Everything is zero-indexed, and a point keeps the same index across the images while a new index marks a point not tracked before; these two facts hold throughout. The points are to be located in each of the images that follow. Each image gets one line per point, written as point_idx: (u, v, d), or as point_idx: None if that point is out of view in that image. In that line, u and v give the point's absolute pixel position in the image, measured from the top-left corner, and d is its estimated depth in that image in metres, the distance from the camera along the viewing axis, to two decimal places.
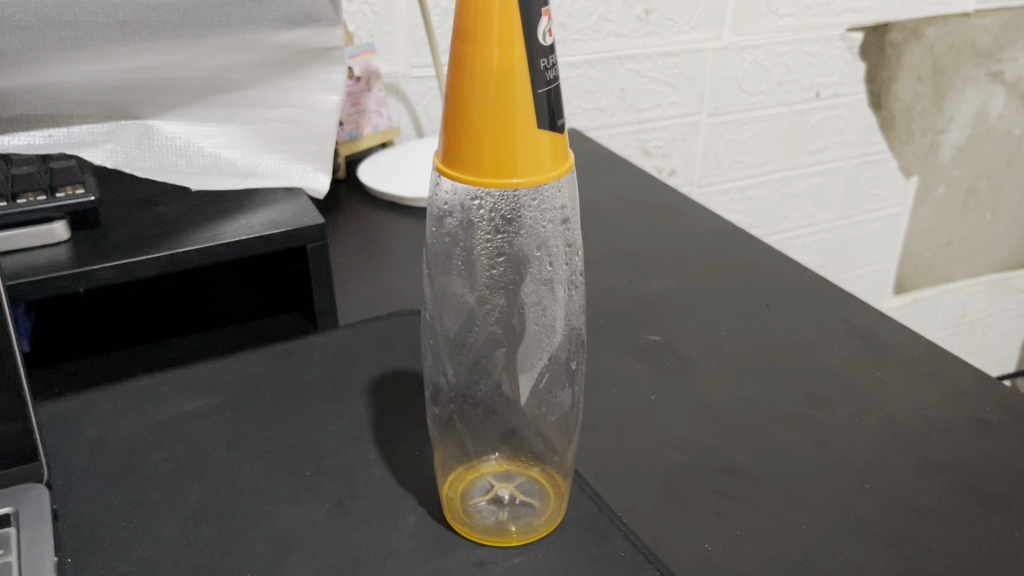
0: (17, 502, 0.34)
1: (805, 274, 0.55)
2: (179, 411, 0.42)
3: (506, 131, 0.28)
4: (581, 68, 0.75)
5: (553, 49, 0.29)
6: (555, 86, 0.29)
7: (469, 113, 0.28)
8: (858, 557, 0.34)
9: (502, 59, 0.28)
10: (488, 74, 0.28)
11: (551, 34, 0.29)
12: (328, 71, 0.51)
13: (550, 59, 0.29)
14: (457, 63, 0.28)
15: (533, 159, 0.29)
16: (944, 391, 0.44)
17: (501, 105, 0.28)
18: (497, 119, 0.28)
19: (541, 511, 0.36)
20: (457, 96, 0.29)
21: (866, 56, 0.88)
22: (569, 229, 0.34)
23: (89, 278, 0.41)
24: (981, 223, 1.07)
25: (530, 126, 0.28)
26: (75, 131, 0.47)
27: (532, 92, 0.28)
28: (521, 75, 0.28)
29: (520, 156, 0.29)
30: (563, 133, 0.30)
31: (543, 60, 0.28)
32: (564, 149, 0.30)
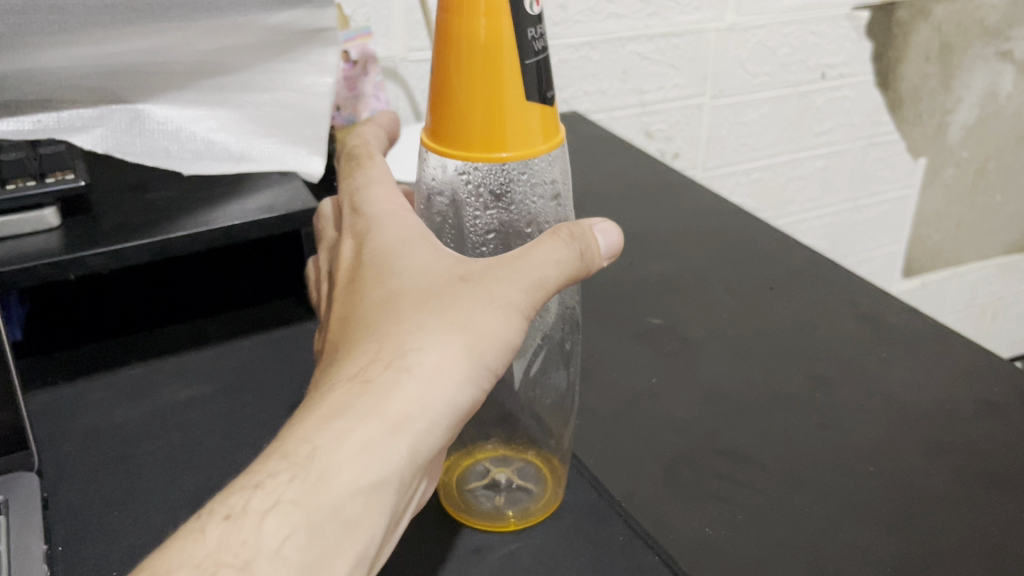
0: (7, 491, 0.34)
1: (809, 256, 0.54)
2: (173, 399, 0.42)
3: (496, 107, 0.27)
4: (582, 50, 0.74)
5: (540, 19, 0.28)
6: (543, 57, 0.28)
7: (456, 86, 0.28)
8: (863, 540, 0.33)
9: (489, 30, 0.27)
10: (474, 45, 0.27)
11: (538, 3, 0.28)
12: (322, 54, 0.50)
13: (538, 30, 0.28)
14: (444, 35, 0.28)
15: (521, 132, 0.28)
16: (951, 373, 0.43)
17: (489, 80, 0.27)
18: (486, 94, 0.27)
19: (539, 495, 0.35)
20: (444, 71, 0.28)
21: (872, 35, 0.86)
22: (560, 205, 0.34)
23: (79, 264, 0.40)
24: (991, 205, 1.06)
25: (520, 102, 0.28)
26: (65, 116, 0.46)
27: (521, 64, 0.27)
28: (509, 45, 0.27)
29: (507, 129, 0.28)
30: (553, 104, 0.29)
31: (531, 30, 0.28)
32: (555, 125, 0.29)
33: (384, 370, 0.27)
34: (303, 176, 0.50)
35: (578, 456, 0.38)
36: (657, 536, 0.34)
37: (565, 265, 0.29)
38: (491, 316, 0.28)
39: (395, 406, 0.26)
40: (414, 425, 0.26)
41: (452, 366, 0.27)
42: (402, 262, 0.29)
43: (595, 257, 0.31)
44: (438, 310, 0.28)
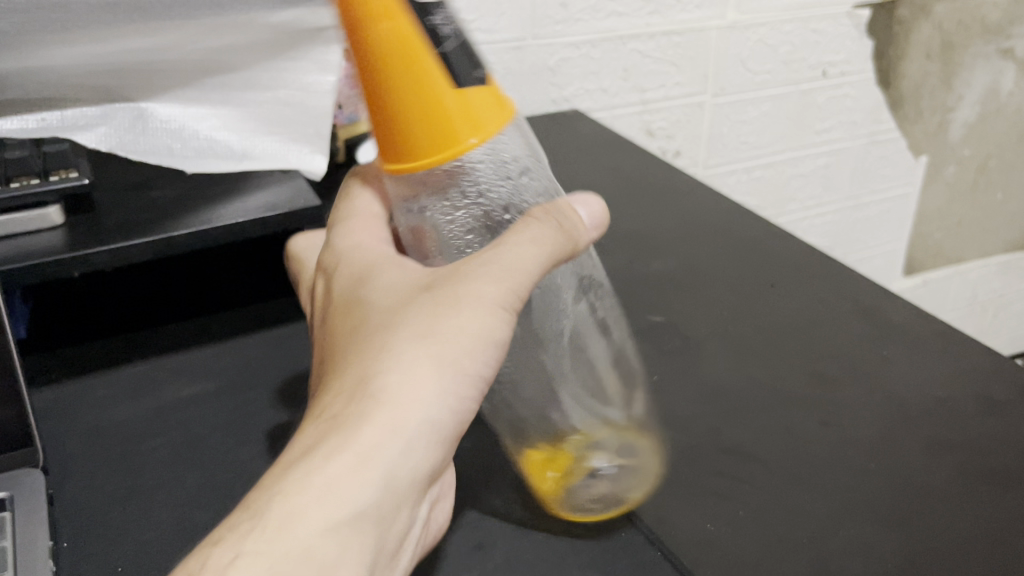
0: (12, 488, 0.34)
1: (810, 254, 0.55)
2: (176, 396, 0.42)
3: (442, 103, 0.29)
4: (583, 48, 0.74)
5: (438, 10, 0.30)
6: (459, 41, 0.30)
7: (395, 103, 0.29)
8: (863, 537, 0.33)
9: (401, 36, 0.28)
10: (397, 57, 0.28)
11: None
12: (325, 52, 0.50)
13: (439, 20, 0.29)
14: (366, 63, 0.29)
15: (471, 117, 0.29)
16: (952, 370, 0.43)
17: (421, 81, 0.29)
18: (423, 96, 0.29)
19: (638, 479, 0.36)
20: (376, 94, 0.29)
21: (873, 34, 0.86)
22: (524, 176, 0.34)
23: (83, 262, 0.40)
24: (992, 202, 1.06)
25: (459, 93, 0.29)
26: (69, 114, 0.46)
27: (443, 53, 0.29)
28: (427, 42, 0.29)
29: (458, 119, 0.29)
30: (485, 80, 0.30)
31: (433, 23, 0.29)
32: (498, 98, 0.31)
33: (368, 382, 0.29)
34: (306, 174, 0.50)
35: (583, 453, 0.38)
36: (659, 533, 0.34)
37: (540, 250, 0.31)
38: (472, 316, 0.30)
39: (387, 410, 0.28)
40: (403, 433, 0.28)
41: (435, 365, 0.29)
42: (369, 296, 0.31)
43: (574, 235, 0.32)
44: (404, 332, 0.29)
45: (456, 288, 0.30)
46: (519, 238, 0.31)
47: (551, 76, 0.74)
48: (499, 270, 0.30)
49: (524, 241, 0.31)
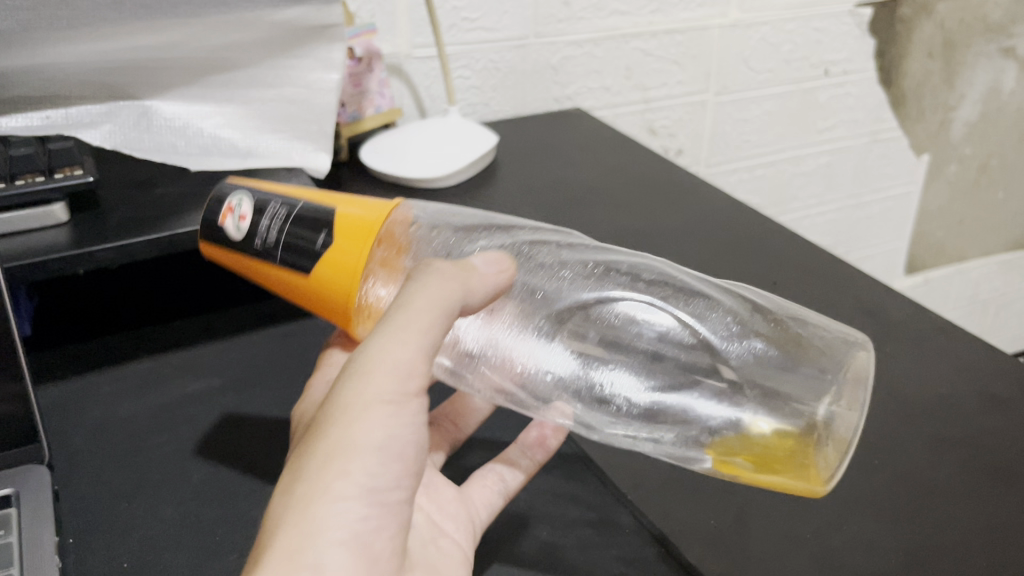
0: (18, 483, 0.34)
1: (812, 252, 0.55)
2: (181, 393, 0.42)
3: (316, 290, 0.34)
4: (585, 47, 0.74)
5: (263, 209, 0.35)
6: (294, 216, 0.34)
7: (310, 298, 0.35)
8: (867, 533, 0.34)
9: (263, 257, 0.34)
10: (277, 272, 0.34)
11: (246, 217, 0.35)
12: (329, 49, 0.51)
13: (270, 217, 0.35)
14: (277, 287, 0.36)
15: (340, 264, 0.33)
16: (955, 367, 0.43)
17: (297, 292, 0.35)
18: (308, 293, 0.34)
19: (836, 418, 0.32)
20: (298, 297, 0.35)
21: (875, 32, 0.86)
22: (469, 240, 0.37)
23: (88, 260, 0.40)
24: (994, 201, 1.05)
25: (323, 261, 0.33)
26: (73, 113, 0.46)
27: (292, 240, 0.34)
28: (277, 244, 0.34)
29: (335, 277, 0.33)
30: (335, 218, 0.34)
31: (264, 227, 0.34)
32: (348, 224, 0.33)
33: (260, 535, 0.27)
34: (309, 172, 0.50)
35: (596, 461, 0.38)
36: (670, 534, 0.34)
37: (412, 302, 0.29)
38: (349, 426, 0.28)
39: (274, 554, 0.26)
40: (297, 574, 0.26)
41: (308, 497, 0.27)
42: None
43: (454, 270, 0.30)
44: (286, 474, 0.28)
45: (334, 405, 0.28)
46: (386, 331, 0.28)
47: (553, 75, 0.75)
48: (371, 373, 0.28)
49: (397, 327, 0.28)
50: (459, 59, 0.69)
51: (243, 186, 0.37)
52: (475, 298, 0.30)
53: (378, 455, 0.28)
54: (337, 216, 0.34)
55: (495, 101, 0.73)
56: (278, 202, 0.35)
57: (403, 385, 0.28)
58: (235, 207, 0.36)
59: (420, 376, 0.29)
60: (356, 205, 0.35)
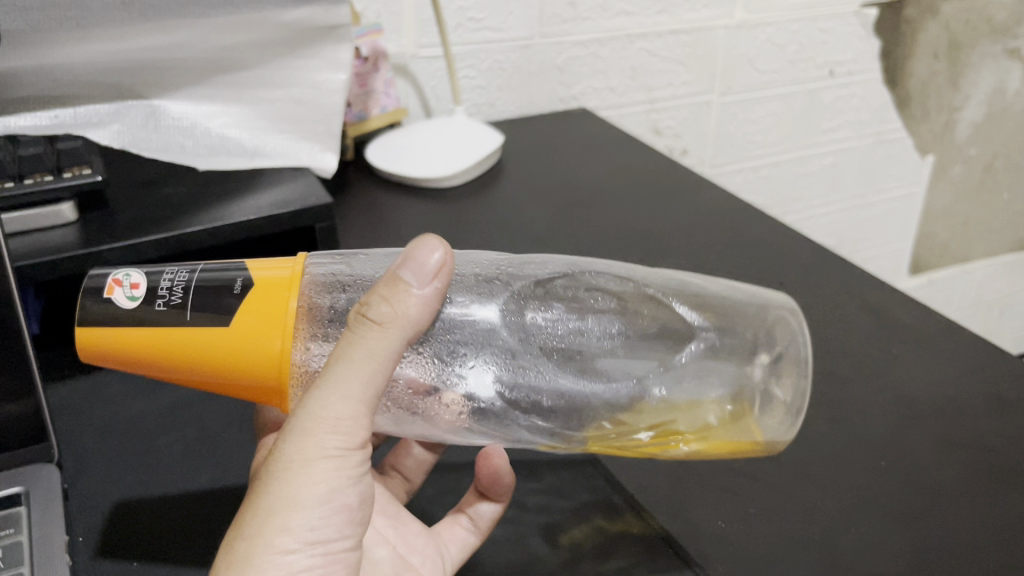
0: (28, 483, 0.34)
1: (818, 254, 0.55)
2: (189, 393, 0.43)
3: (245, 337, 0.28)
4: (591, 47, 0.74)
5: (154, 279, 0.29)
6: (196, 276, 0.29)
7: (223, 369, 0.29)
8: (876, 533, 0.34)
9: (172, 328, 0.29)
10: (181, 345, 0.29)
11: (137, 287, 0.29)
12: (335, 50, 0.51)
13: (172, 282, 0.29)
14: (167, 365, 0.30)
15: (270, 317, 0.29)
16: (962, 368, 0.43)
17: (217, 351, 0.29)
18: (229, 349, 0.29)
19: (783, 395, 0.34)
20: (200, 373, 0.30)
21: (881, 33, 0.86)
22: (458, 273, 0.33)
23: (97, 259, 0.40)
24: (998, 202, 1.05)
25: (241, 320, 0.28)
26: (81, 112, 0.46)
27: (206, 302, 0.29)
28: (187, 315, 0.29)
29: (257, 332, 0.28)
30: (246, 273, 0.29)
31: (163, 291, 0.29)
32: (269, 281, 0.29)
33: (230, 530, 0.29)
34: (317, 172, 0.51)
35: (603, 462, 0.38)
36: (678, 534, 0.34)
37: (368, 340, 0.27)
38: (296, 481, 0.28)
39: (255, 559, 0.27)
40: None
41: (251, 552, 0.27)
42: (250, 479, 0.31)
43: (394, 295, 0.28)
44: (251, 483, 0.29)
45: (274, 462, 0.28)
46: (323, 386, 0.27)
47: (558, 75, 0.75)
48: (310, 435, 0.27)
49: (338, 382, 0.27)
50: (464, 58, 0.70)
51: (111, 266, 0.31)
52: (428, 296, 0.28)
53: (322, 509, 0.28)
54: (254, 275, 0.29)
55: (500, 101, 0.74)
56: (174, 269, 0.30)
57: (346, 440, 0.28)
58: (114, 287, 0.29)
59: (363, 428, 0.28)
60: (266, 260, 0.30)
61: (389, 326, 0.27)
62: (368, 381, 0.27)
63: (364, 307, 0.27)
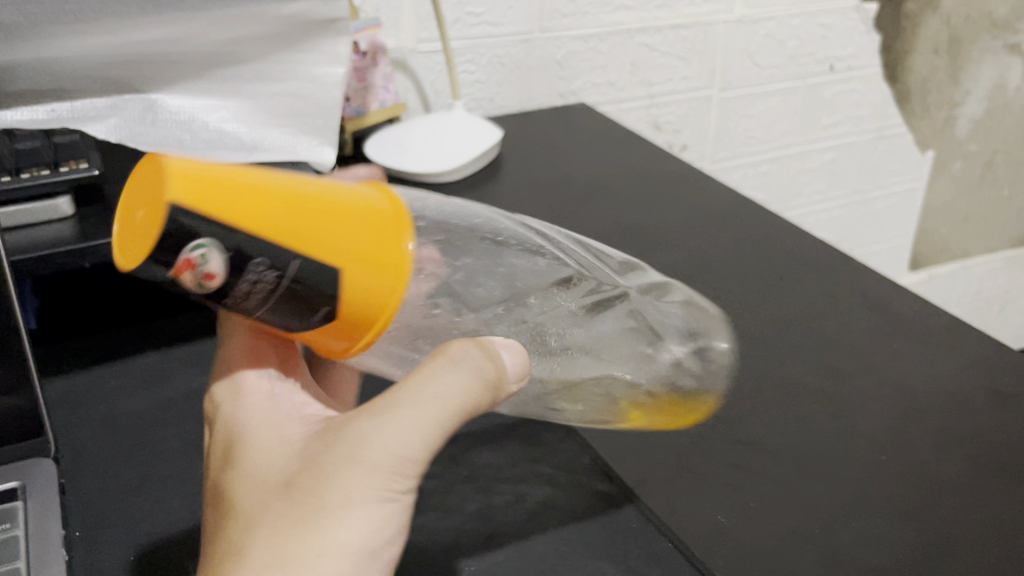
0: (25, 477, 0.34)
1: (818, 249, 0.54)
2: (186, 388, 0.43)
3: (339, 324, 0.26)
4: (591, 42, 0.74)
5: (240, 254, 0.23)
6: (292, 254, 0.24)
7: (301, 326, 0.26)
8: (876, 528, 0.34)
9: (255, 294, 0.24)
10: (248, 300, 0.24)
11: (212, 276, 0.23)
12: (333, 43, 0.51)
13: (260, 263, 0.23)
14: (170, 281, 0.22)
15: (380, 298, 0.26)
16: (962, 363, 0.43)
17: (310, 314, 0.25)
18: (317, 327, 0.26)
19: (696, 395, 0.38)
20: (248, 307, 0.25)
21: (881, 28, 0.86)
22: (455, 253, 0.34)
23: (96, 253, 0.40)
24: (998, 198, 1.04)
25: (353, 296, 0.25)
26: (79, 105, 0.46)
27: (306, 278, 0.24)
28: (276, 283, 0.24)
29: (364, 308, 0.26)
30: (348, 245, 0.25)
31: (252, 269, 0.23)
32: (380, 257, 0.25)
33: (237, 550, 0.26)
34: (314, 166, 0.50)
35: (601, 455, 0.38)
36: (677, 529, 0.34)
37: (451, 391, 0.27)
38: (335, 520, 0.26)
39: None
40: None
41: None
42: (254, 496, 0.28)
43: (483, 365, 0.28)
44: (275, 507, 0.27)
45: (307, 498, 0.26)
46: (389, 420, 0.26)
47: (558, 70, 0.74)
48: (362, 472, 0.26)
49: (410, 419, 0.26)
50: (463, 53, 0.69)
51: (126, 251, 0.23)
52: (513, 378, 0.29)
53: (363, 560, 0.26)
54: (361, 249, 0.25)
55: (500, 96, 0.73)
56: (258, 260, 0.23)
57: (396, 482, 0.27)
58: (186, 263, 0.22)
59: (415, 473, 0.27)
60: (357, 208, 0.26)
61: (480, 369, 0.28)
62: (435, 421, 0.27)
63: (451, 348, 0.28)
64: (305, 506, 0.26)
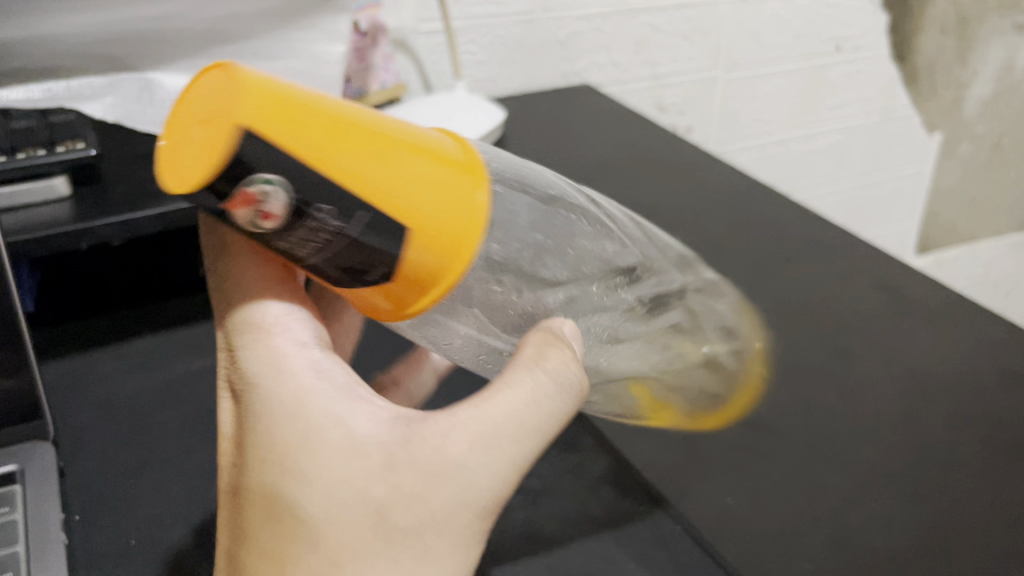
0: (22, 460, 0.34)
1: (826, 230, 0.54)
2: (185, 370, 0.42)
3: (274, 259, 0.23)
4: (594, 21, 0.73)
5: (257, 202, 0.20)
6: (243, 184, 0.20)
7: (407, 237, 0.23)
8: (889, 509, 0.33)
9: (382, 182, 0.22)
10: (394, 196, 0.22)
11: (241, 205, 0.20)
12: (335, 21, 0.50)
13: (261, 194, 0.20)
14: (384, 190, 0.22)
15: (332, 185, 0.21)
16: (973, 345, 0.43)
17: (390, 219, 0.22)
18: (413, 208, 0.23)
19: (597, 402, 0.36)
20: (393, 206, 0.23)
21: (889, 7, 0.85)
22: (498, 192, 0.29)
23: (93, 234, 0.40)
24: (1004, 179, 1.03)
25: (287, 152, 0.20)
26: (74, 85, 0.45)
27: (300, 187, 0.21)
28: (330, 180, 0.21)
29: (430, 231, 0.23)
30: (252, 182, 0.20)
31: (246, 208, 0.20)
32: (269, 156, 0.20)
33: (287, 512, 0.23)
34: None
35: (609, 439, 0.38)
36: (689, 514, 0.33)
37: (550, 402, 0.25)
38: (412, 564, 0.23)
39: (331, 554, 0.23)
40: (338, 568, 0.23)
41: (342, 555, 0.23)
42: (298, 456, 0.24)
43: (577, 388, 0.26)
44: (337, 475, 0.23)
45: (383, 533, 0.23)
46: (479, 446, 0.24)
47: (561, 51, 0.73)
48: (451, 513, 0.24)
49: (506, 448, 0.24)
50: (465, 33, 0.68)
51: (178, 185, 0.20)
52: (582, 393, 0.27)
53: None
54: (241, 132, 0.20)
55: (501, 77, 0.72)
56: (326, 206, 0.21)
57: (474, 528, 0.24)
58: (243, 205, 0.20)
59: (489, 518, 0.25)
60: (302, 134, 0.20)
61: (568, 392, 0.26)
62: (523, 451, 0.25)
63: (533, 363, 0.26)
64: (405, 543, 0.23)
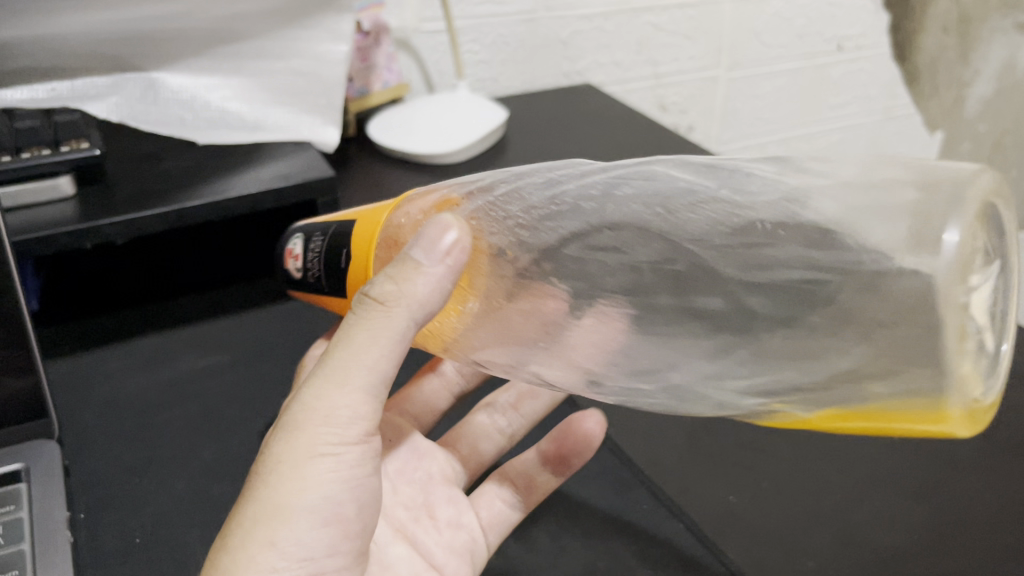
0: (28, 458, 0.34)
1: None
2: (189, 368, 0.42)
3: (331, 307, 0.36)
4: (596, 21, 0.73)
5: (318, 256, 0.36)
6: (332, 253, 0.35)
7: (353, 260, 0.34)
8: (891, 507, 0.33)
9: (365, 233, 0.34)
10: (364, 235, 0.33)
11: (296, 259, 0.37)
12: (337, 20, 0.50)
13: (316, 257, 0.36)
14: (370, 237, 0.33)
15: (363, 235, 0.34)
16: None
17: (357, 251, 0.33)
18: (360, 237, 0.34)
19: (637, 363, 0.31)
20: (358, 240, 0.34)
21: (889, 6, 0.85)
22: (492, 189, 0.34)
23: (97, 234, 0.40)
24: None
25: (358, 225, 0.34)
26: (79, 85, 0.46)
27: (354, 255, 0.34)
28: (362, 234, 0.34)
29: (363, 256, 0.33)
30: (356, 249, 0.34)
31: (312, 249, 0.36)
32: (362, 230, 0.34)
33: None
34: (318, 146, 0.50)
35: (613, 438, 0.38)
36: (699, 521, 0.33)
37: (369, 318, 0.27)
38: (276, 478, 0.27)
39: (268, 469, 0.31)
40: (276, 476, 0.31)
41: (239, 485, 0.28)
42: None
43: (387, 296, 0.27)
44: None
45: (269, 458, 0.28)
46: (319, 377, 0.28)
47: (563, 49, 0.74)
48: (306, 429, 0.27)
49: (337, 369, 0.27)
50: (467, 32, 0.68)
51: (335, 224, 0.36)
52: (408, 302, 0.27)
53: (291, 513, 0.27)
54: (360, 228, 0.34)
55: (503, 76, 0.73)
56: (319, 232, 0.36)
57: (342, 436, 0.28)
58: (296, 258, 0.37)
59: (361, 425, 0.28)
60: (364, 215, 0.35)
61: (392, 305, 0.27)
62: (345, 363, 0.27)
63: (367, 286, 0.28)
64: (267, 462, 0.28)
